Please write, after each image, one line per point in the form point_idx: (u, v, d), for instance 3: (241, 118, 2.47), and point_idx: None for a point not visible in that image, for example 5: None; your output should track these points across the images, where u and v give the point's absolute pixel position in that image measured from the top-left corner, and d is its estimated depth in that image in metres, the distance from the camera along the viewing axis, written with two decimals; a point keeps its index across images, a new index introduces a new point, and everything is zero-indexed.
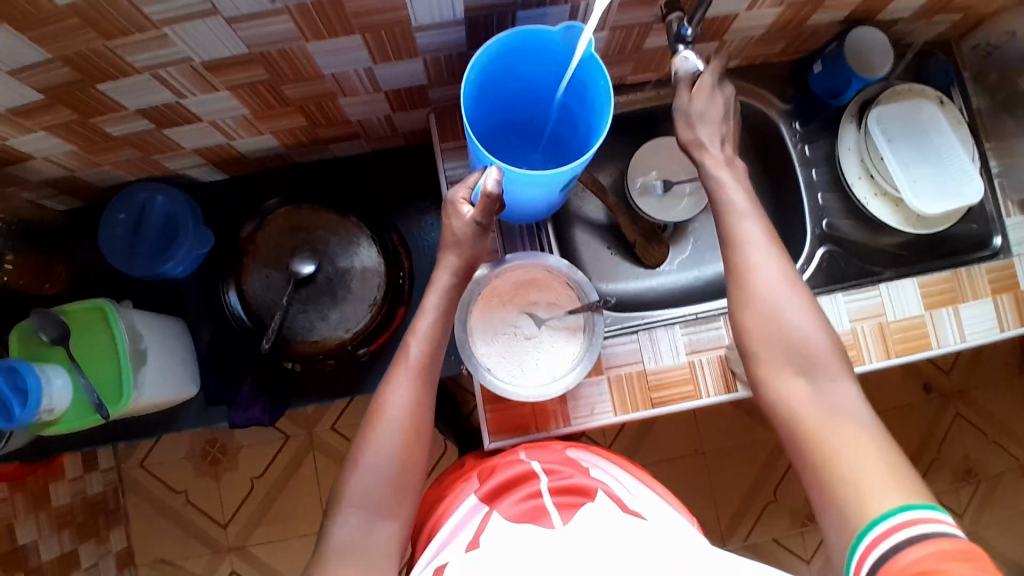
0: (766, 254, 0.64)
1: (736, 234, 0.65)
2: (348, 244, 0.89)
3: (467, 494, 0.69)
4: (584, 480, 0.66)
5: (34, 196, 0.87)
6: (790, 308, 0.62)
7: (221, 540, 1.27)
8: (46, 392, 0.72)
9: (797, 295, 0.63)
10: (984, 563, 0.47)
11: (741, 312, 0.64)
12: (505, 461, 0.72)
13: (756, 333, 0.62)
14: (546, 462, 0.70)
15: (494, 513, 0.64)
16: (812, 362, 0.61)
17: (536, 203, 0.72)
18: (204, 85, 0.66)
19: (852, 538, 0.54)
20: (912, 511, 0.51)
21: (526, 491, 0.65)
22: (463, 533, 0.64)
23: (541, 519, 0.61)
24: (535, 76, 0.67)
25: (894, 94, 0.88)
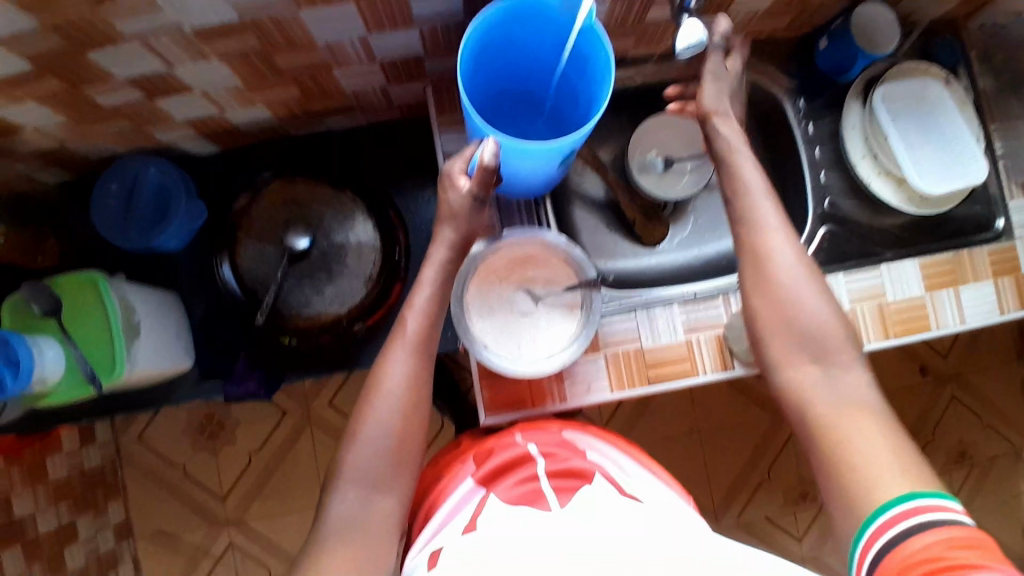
0: (778, 236, 0.64)
1: (751, 214, 0.65)
2: (343, 218, 0.88)
3: (464, 476, 0.69)
4: (580, 463, 0.67)
5: (25, 168, 0.85)
6: (787, 287, 0.62)
7: (219, 513, 1.28)
8: (37, 363, 0.72)
9: (796, 274, 0.62)
10: (994, 551, 0.47)
11: (749, 294, 0.64)
12: (500, 443, 0.71)
13: (766, 314, 0.63)
14: (542, 445, 0.70)
15: (492, 495, 0.65)
16: (808, 340, 0.61)
17: (534, 178, 0.71)
18: (195, 53, 0.65)
19: (858, 525, 0.54)
20: (919, 499, 0.51)
21: (524, 474, 0.66)
22: (460, 515, 0.64)
23: (539, 502, 0.62)
24: (535, 45, 0.66)
25: (900, 72, 0.87)
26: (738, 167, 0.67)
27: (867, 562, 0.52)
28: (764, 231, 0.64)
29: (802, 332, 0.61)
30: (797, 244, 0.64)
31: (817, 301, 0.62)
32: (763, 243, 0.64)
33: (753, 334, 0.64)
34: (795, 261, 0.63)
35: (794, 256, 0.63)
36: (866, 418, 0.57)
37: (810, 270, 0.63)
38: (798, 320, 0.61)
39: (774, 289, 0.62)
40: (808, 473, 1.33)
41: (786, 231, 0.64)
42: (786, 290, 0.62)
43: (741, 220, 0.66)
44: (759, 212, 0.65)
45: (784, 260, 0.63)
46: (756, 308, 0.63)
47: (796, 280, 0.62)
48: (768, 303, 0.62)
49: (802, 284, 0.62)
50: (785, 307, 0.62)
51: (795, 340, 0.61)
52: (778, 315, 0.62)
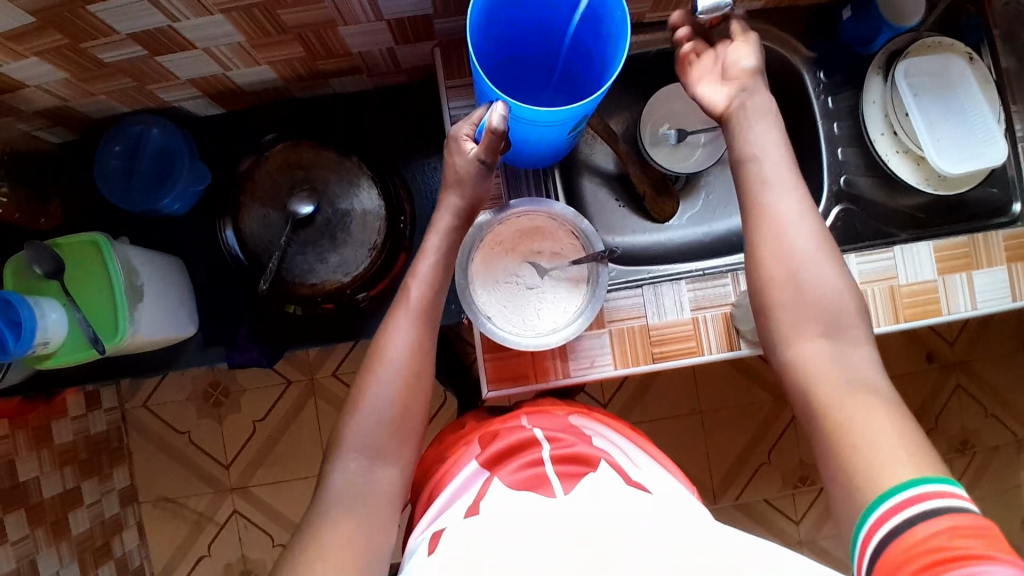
0: (793, 210, 0.62)
1: (760, 184, 0.63)
2: (348, 184, 0.87)
3: (468, 459, 0.68)
4: (587, 449, 0.65)
5: (28, 127, 0.84)
6: (802, 264, 0.60)
7: (222, 480, 1.29)
8: (41, 325, 0.72)
9: (812, 249, 0.61)
10: (1000, 541, 0.45)
11: (761, 266, 0.62)
12: (506, 427, 0.71)
13: (774, 290, 0.61)
14: (548, 429, 0.69)
15: (494, 479, 0.63)
16: (820, 317, 0.60)
17: (544, 146, 0.69)
18: (197, 8, 0.63)
19: (862, 511, 0.52)
20: (924, 484, 0.50)
21: (529, 458, 0.64)
22: (463, 499, 0.63)
23: (543, 488, 0.60)
24: (548, 6, 0.64)
25: (923, 47, 0.84)
26: (750, 138, 0.65)
27: (869, 549, 0.50)
28: (779, 205, 0.62)
29: (814, 308, 0.60)
30: (813, 218, 0.62)
31: (830, 279, 0.60)
32: (778, 217, 0.62)
33: (762, 310, 0.63)
34: (810, 237, 0.61)
35: (808, 230, 0.61)
36: (875, 398, 0.56)
37: (826, 248, 0.61)
38: (810, 297, 0.60)
39: (788, 266, 0.61)
40: (809, 456, 1.32)
41: (801, 205, 0.62)
42: (800, 266, 0.61)
43: (754, 193, 0.64)
44: (773, 185, 0.63)
45: (799, 234, 0.61)
46: (767, 284, 0.62)
47: (810, 254, 0.61)
48: (783, 276, 0.61)
49: (816, 260, 0.61)
50: (798, 283, 0.60)
51: (811, 319, 0.60)
52: (793, 291, 0.60)
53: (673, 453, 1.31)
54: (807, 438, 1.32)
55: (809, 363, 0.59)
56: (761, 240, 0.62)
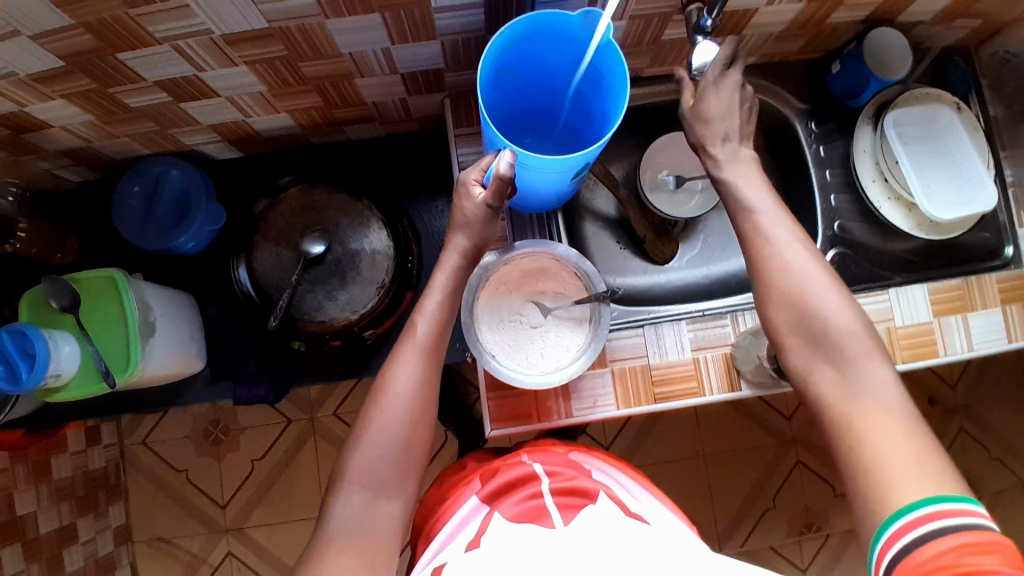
0: (795, 247, 0.63)
1: (758, 226, 0.65)
2: (359, 226, 0.89)
3: (469, 495, 0.68)
4: (586, 482, 0.66)
5: (50, 165, 0.88)
6: (817, 300, 0.61)
7: (219, 521, 1.28)
8: (54, 357, 0.73)
9: (812, 280, 0.62)
10: (1011, 556, 0.47)
11: (767, 302, 0.64)
12: (506, 463, 0.71)
13: (783, 328, 0.63)
14: (548, 464, 0.70)
15: (495, 513, 0.64)
16: (827, 353, 0.61)
17: (547, 191, 0.72)
18: (222, 58, 0.67)
19: (876, 530, 0.54)
20: (936, 503, 0.51)
21: (529, 492, 0.65)
22: (463, 534, 0.63)
23: (543, 519, 0.61)
24: (553, 61, 0.68)
25: (911, 98, 0.88)
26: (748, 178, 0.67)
27: (884, 563, 0.52)
28: (782, 243, 0.63)
29: (815, 341, 0.61)
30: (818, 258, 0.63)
31: (843, 308, 0.61)
32: (782, 256, 0.63)
33: None
34: (816, 273, 0.62)
35: (809, 264, 0.63)
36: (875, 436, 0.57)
37: (829, 279, 0.62)
38: (814, 333, 0.61)
39: (790, 299, 0.62)
40: (813, 501, 1.31)
41: (803, 242, 0.64)
42: (806, 299, 0.61)
43: (758, 238, 0.65)
44: (769, 226, 0.65)
45: (800, 272, 0.62)
46: (778, 322, 0.63)
47: (810, 283, 0.62)
48: (788, 310, 0.62)
49: (820, 290, 0.62)
50: (804, 318, 0.61)
51: (817, 353, 0.61)
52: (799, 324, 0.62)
53: (675, 497, 1.30)
54: (811, 483, 1.31)
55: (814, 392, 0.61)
56: (762, 273, 0.64)
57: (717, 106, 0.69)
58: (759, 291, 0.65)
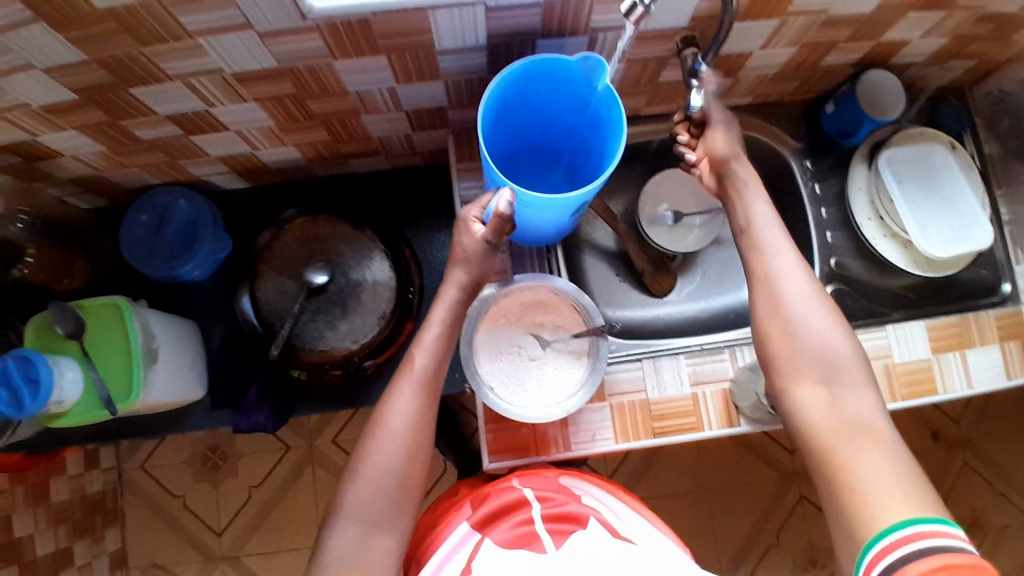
0: (790, 270, 0.65)
1: (753, 250, 0.67)
2: (362, 256, 0.91)
3: (459, 521, 0.68)
4: (576, 507, 0.66)
5: (60, 193, 0.89)
6: (807, 321, 0.63)
7: (214, 548, 1.27)
8: (56, 383, 0.74)
9: (809, 307, 0.63)
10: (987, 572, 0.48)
11: (761, 327, 0.65)
12: (496, 488, 0.70)
13: (777, 348, 0.64)
14: (537, 489, 0.69)
15: (487, 539, 0.63)
16: (832, 371, 0.61)
17: (547, 227, 0.73)
18: (233, 95, 0.69)
19: (859, 551, 0.55)
20: (918, 524, 0.52)
21: (520, 518, 0.65)
22: (454, 563, 0.63)
23: (534, 544, 0.61)
24: (554, 102, 0.70)
25: (906, 137, 0.89)
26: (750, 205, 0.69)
27: None
28: (772, 266, 0.65)
29: (804, 365, 0.62)
30: (816, 288, 0.64)
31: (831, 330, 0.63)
32: (773, 281, 0.65)
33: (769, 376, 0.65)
34: (804, 293, 0.64)
35: (802, 286, 0.64)
36: (875, 454, 0.57)
37: (821, 302, 0.63)
38: (807, 355, 0.62)
39: (782, 329, 0.63)
40: (818, 538, 1.29)
41: (793, 266, 0.65)
42: (805, 329, 0.63)
43: (755, 262, 0.66)
44: (766, 246, 0.66)
45: (794, 303, 0.63)
46: (772, 342, 0.64)
47: (806, 312, 0.63)
48: (783, 332, 0.63)
49: (814, 311, 0.63)
50: (795, 343, 0.63)
51: (809, 373, 0.62)
52: (793, 354, 0.62)
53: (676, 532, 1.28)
54: (814, 519, 1.30)
55: (810, 415, 0.61)
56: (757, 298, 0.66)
57: (725, 142, 0.71)
58: (755, 315, 0.66)
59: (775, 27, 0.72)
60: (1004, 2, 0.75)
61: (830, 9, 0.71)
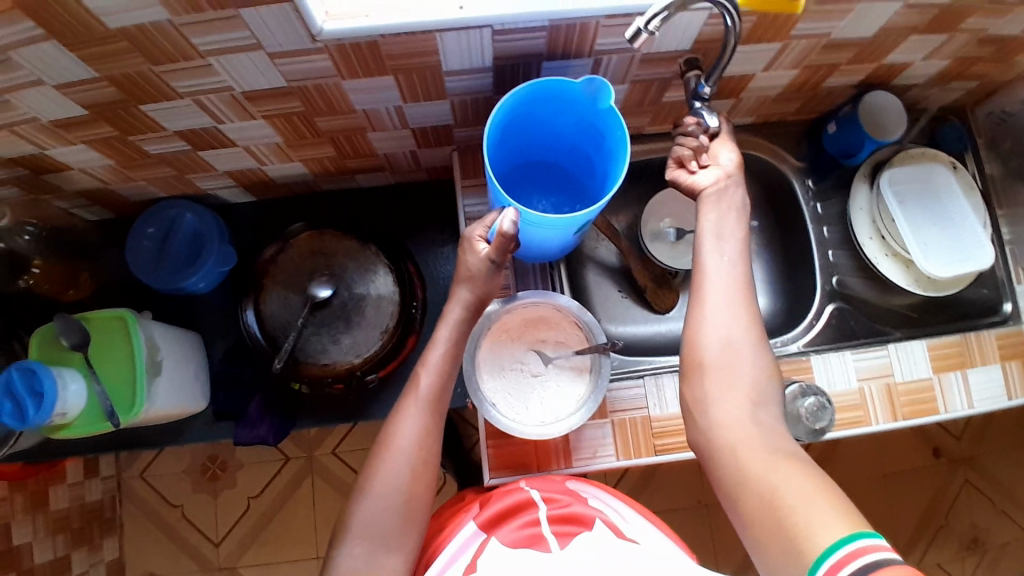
0: (731, 293, 0.66)
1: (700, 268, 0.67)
2: (365, 270, 0.91)
3: (466, 521, 0.68)
4: (582, 509, 0.65)
5: (67, 205, 0.90)
6: (741, 345, 0.64)
7: (212, 559, 1.26)
8: (61, 396, 0.74)
9: (742, 330, 0.64)
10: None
11: (693, 341, 0.65)
12: (503, 490, 0.71)
13: (709, 365, 0.64)
14: (544, 491, 0.69)
15: (493, 539, 0.63)
16: (759, 394, 0.63)
17: (551, 245, 0.74)
18: (242, 113, 0.70)
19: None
20: (847, 544, 0.50)
21: (525, 519, 0.64)
22: (460, 562, 0.63)
23: (539, 544, 0.61)
24: (558, 122, 0.71)
25: (907, 157, 0.90)
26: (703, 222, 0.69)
27: None
28: (715, 285, 0.66)
29: (732, 385, 0.63)
30: (750, 305, 0.66)
31: (760, 355, 0.64)
32: (715, 299, 0.65)
33: (700, 394, 0.64)
34: (742, 316, 0.65)
35: (741, 309, 0.65)
36: (809, 479, 0.56)
37: (755, 327, 0.65)
38: (737, 375, 0.63)
39: (718, 346, 0.64)
40: None
41: (735, 289, 0.66)
42: (734, 341, 0.64)
43: (700, 281, 0.67)
44: (711, 267, 0.67)
45: (725, 315, 0.65)
46: (705, 358, 0.64)
47: (735, 324, 0.65)
48: (720, 349, 0.64)
49: (747, 335, 0.64)
50: (726, 362, 0.64)
51: (739, 394, 0.63)
52: (719, 363, 0.64)
53: None
54: None
55: (723, 423, 0.62)
56: (696, 315, 0.66)
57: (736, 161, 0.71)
58: (689, 329, 0.66)
59: (777, 50, 0.74)
60: (1005, 26, 0.76)
61: (832, 33, 0.72)
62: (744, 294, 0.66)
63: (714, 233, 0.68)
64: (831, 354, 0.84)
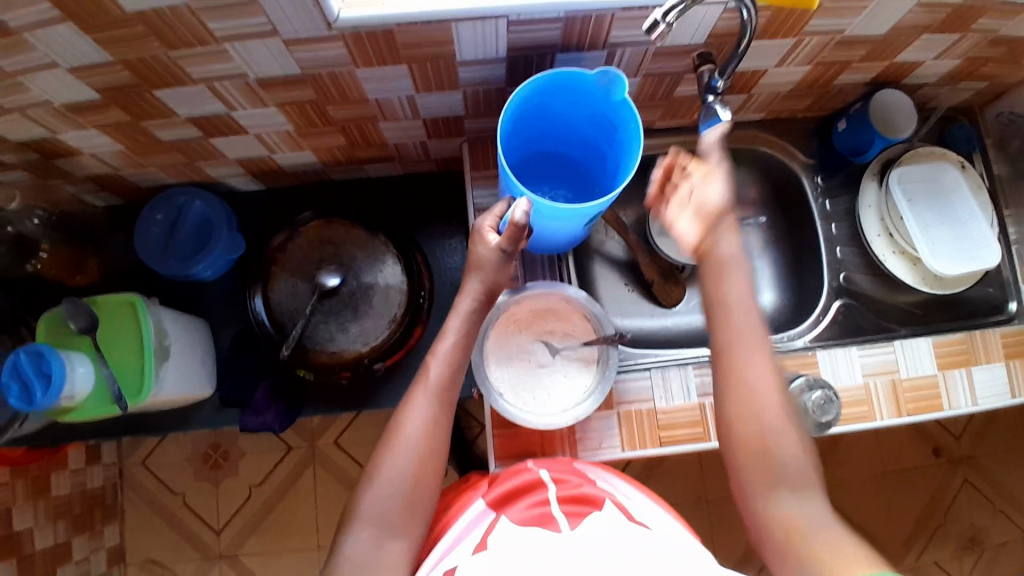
0: (756, 356, 0.64)
1: (723, 332, 0.66)
2: (373, 260, 0.91)
3: (475, 499, 0.68)
4: (591, 490, 0.66)
5: (76, 190, 0.90)
6: (770, 409, 0.63)
7: (213, 547, 1.27)
8: (69, 379, 0.74)
9: (770, 395, 0.63)
10: None
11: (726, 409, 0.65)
12: (512, 469, 0.71)
13: (742, 432, 0.63)
14: (554, 472, 0.70)
15: (503, 517, 0.64)
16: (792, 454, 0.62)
17: (560, 236, 0.74)
18: (255, 99, 0.70)
19: None
20: None
21: (536, 499, 0.65)
22: (469, 538, 0.63)
23: (549, 524, 0.61)
24: (570, 114, 0.71)
25: (916, 155, 0.90)
26: (723, 279, 0.67)
27: None
28: (740, 351, 0.65)
29: (764, 452, 0.62)
30: (774, 367, 0.64)
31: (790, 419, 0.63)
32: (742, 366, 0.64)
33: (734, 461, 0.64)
34: (768, 381, 0.64)
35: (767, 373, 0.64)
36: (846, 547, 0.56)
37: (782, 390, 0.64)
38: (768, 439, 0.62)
39: (748, 414, 0.63)
40: None
41: (760, 350, 0.64)
42: (760, 404, 0.63)
43: (726, 347, 0.65)
44: (733, 327, 0.65)
45: (750, 385, 0.64)
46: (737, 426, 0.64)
47: (755, 372, 0.64)
48: (749, 415, 0.63)
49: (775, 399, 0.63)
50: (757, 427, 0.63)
51: (772, 460, 0.62)
52: (750, 431, 0.63)
53: None
54: None
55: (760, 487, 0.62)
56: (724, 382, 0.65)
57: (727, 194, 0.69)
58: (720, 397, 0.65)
59: (790, 46, 0.73)
60: (1016, 27, 0.76)
61: (845, 30, 0.72)
62: (760, 335, 0.65)
63: (735, 294, 0.66)
64: (838, 350, 0.84)
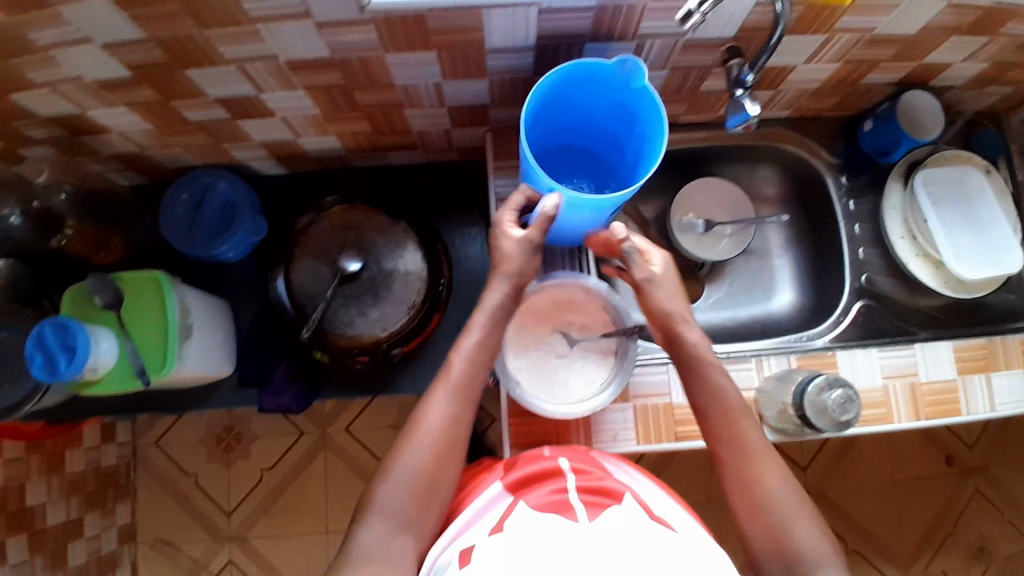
0: (743, 420, 0.68)
1: (709, 399, 0.70)
2: (394, 246, 0.92)
3: (492, 483, 0.68)
4: (612, 483, 0.66)
5: (102, 168, 0.92)
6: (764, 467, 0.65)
7: (223, 529, 1.28)
8: (93, 353, 0.75)
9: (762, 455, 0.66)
10: None
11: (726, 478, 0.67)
12: (529, 456, 0.71)
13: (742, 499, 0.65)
14: (572, 462, 0.69)
15: (521, 501, 0.64)
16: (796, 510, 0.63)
17: (583, 228, 0.75)
18: (284, 82, 0.71)
19: None
20: None
21: (555, 486, 0.65)
22: (485, 519, 0.63)
23: (567, 512, 0.60)
24: (590, 105, 0.71)
25: (942, 158, 0.89)
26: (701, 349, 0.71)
27: None
28: (727, 418, 0.68)
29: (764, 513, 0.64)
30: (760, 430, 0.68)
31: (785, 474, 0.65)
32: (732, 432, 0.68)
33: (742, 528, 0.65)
34: (756, 443, 0.67)
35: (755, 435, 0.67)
36: None
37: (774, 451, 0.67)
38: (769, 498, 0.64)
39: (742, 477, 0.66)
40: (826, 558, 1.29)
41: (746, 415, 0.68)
42: (751, 463, 0.66)
43: (715, 417, 0.69)
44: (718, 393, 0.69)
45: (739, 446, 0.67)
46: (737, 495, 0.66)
47: (748, 437, 0.67)
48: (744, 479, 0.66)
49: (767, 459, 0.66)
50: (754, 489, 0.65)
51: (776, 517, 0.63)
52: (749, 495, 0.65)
53: None
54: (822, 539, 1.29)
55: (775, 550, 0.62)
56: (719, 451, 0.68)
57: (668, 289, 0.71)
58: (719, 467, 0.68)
59: (819, 43, 0.73)
60: None
61: (876, 28, 0.71)
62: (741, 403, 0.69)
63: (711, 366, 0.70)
64: (857, 350, 0.84)
